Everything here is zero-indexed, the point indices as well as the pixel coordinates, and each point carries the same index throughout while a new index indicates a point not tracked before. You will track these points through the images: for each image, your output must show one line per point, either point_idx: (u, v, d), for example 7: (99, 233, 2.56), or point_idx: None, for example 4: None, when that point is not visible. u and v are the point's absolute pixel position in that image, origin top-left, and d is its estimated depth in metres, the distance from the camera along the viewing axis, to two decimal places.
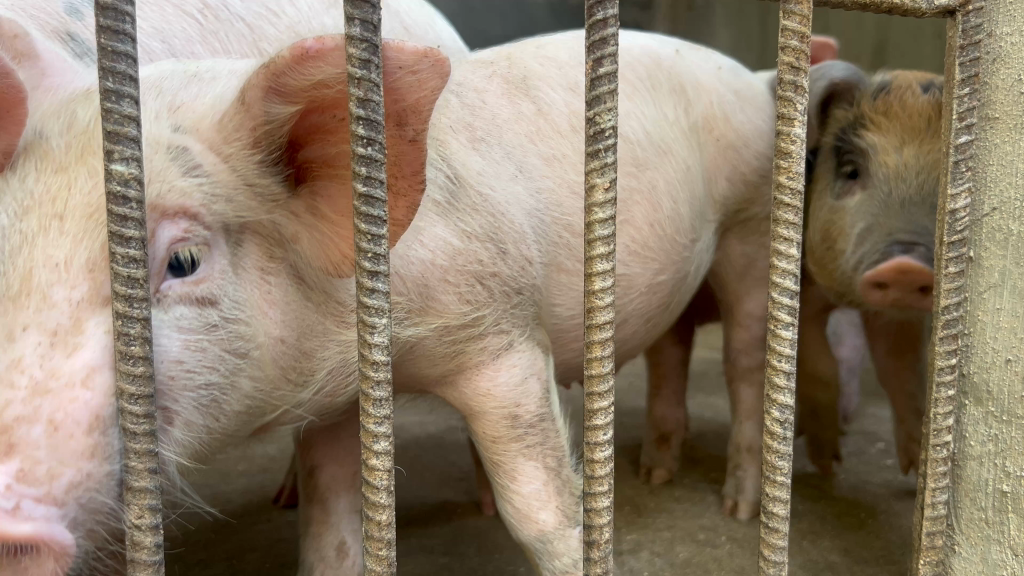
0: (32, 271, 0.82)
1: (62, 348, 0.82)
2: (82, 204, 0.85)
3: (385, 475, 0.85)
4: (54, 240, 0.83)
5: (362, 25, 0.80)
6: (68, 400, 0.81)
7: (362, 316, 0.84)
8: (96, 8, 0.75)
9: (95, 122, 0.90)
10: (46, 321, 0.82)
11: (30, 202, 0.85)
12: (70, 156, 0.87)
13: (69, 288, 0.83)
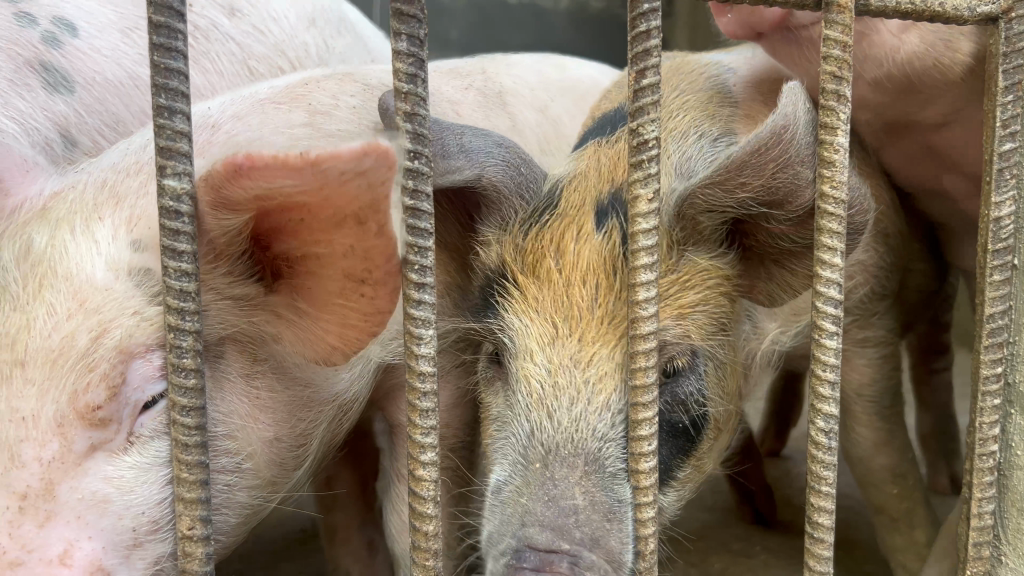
0: None
1: (32, 515, 0.87)
2: (42, 349, 0.90)
3: (431, 485, 0.86)
4: (20, 391, 0.88)
5: (409, 40, 0.80)
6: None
7: (409, 327, 0.85)
8: (149, 27, 0.76)
9: (47, 250, 0.95)
10: (14, 484, 0.86)
11: None
12: (27, 290, 0.92)
13: (37, 446, 0.88)
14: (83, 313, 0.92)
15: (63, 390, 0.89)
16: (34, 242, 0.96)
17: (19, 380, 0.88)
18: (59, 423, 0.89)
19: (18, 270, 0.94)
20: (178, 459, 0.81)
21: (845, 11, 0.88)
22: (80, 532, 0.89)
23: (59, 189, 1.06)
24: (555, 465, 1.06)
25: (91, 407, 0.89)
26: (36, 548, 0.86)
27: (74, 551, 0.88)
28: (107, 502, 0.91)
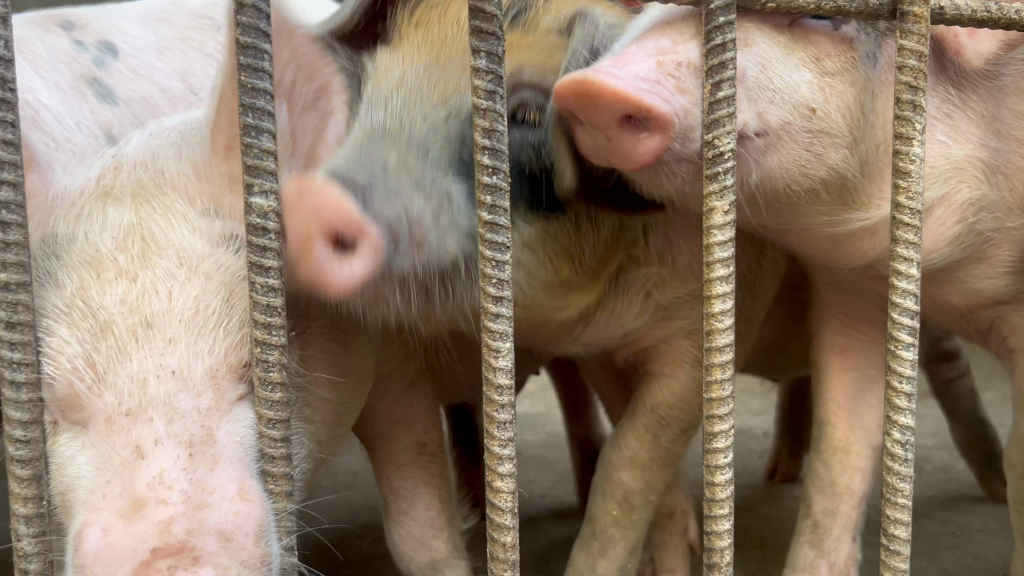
0: (148, 383, 0.90)
1: (202, 460, 0.90)
2: (176, 313, 0.94)
3: (509, 496, 0.87)
4: (159, 351, 0.92)
5: (487, 57, 0.82)
6: (230, 512, 0.90)
7: (487, 340, 0.85)
8: (237, 48, 0.78)
9: (149, 224, 0.99)
10: (184, 433, 0.90)
11: (108, 323, 0.92)
12: (135, 261, 0.96)
13: (196, 395, 0.92)
14: (202, 275, 0.98)
15: (207, 347, 0.94)
16: (128, 219, 0.99)
17: (163, 339, 0.92)
18: (209, 374, 0.94)
19: (116, 243, 0.97)
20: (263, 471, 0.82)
21: (921, 21, 0.88)
22: (244, 473, 0.93)
23: (107, 176, 1.06)
24: (373, 140, 1.04)
25: (233, 359, 0.96)
26: (213, 491, 0.90)
27: (249, 488, 0.92)
28: (246, 444, 0.94)
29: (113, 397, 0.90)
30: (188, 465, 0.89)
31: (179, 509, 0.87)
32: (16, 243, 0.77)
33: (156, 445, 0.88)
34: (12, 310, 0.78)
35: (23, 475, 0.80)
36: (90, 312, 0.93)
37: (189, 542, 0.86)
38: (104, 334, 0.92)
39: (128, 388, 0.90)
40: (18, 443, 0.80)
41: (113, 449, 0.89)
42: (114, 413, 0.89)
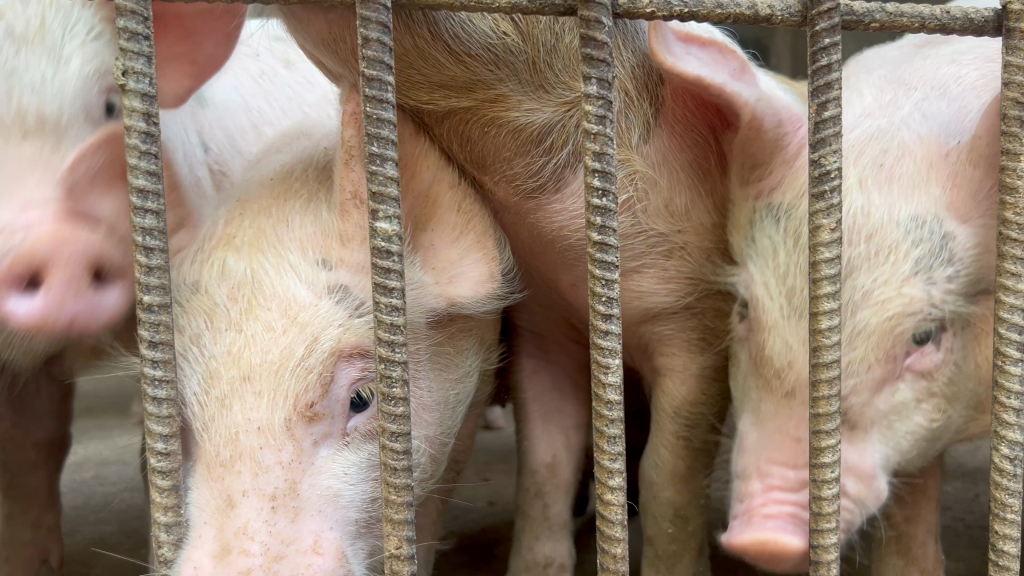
0: (237, 437, 0.98)
1: (285, 512, 0.97)
2: (265, 361, 1.00)
3: (620, 509, 0.89)
4: (251, 404, 0.99)
5: (598, 83, 0.85)
6: (304, 563, 0.96)
7: (596, 357, 0.87)
8: (362, 81, 0.82)
9: (250, 271, 1.06)
10: (263, 488, 0.96)
11: (215, 368, 1.01)
12: (236, 310, 1.03)
13: (276, 450, 0.98)
14: (294, 326, 1.03)
15: (285, 396, 1.00)
16: (232, 266, 1.06)
17: (253, 391, 0.99)
18: (286, 425, 0.99)
19: (227, 293, 1.04)
20: (387, 483, 0.86)
21: None
22: (323, 523, 1.00)
23: (226, 219, 1.14)
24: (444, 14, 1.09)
25: (307, 403, 1.01)
26: (292, 542, 0.96)
27: (324, 542, 0.99)
28: (328, 497, 1.02)
29: (211, 447, 0.98)
30: (269, 513, 0.96)
31: (258, 560, 0.93)
32: (158, 267, 0.82)
33: (244, 495, 0.96)
34: (155, 330, 0.83)
35: (164, 486, 0.84)
36: (195, 362, 1.02)
37: None
38: (212, 381, 1.00)
39: (223, 438, 0.98)
40: (160, 455, 0.84)
41: (210, 492, 0.97)
42: (215, 462, 0.97)
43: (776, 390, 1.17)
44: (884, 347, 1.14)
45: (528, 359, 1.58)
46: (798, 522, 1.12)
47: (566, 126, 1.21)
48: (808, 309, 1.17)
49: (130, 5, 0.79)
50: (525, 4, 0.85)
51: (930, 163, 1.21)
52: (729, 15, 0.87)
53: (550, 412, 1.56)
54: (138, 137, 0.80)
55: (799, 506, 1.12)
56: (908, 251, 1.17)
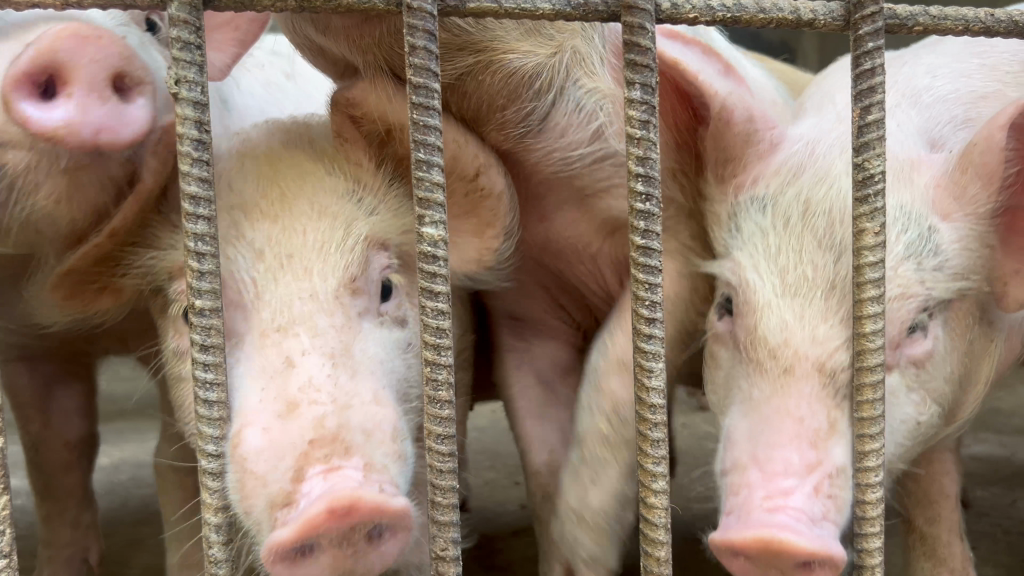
0: (290, 304, 1.02)
1: (345, 368, 0.99)
2: (309, 245, 1.07)
3: (663, 513, 0.89)
4: (295, 281, 1.03)
5: (642, 88, 0.85)
6: (371, 416, 0.97)
7: (640, 360, 0.88)
8: (409, 88, 0.83)
9: (278, 176, 1.13)
10: (322, 347, 0.99)
11: (259, 253, 1.05)
12: (272, 206, 1.09)
13: (328, 315, 1.02)
14: (331, 216, 1.12)
15: (332, 268, 1.06)
16: (265, 178, 1.13)
17: (299, 264, 1.04)
18: (336, 295, 1.04)
19: (258, 193, 1.11)
20: (433, 485, 0.87)
21: None
22: (377, 384, 1.02)
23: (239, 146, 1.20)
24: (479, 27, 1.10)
25: (350, 277, 1.07)
26: (352, 395, 0.97)
27: (382, 398, 1.00)
28: (377, 362, 1.04)
29: (259, 321, 1.01)
30: (331, 368, 0.98)
31: (327, 408, 0.95)
32: (209, 272, 0.84)
33: (304, 354, 0.98)
34: (206, 334, 0.84)
35: (214, 487, 0.86)
36: (242, 248, 1.06)
37: (340, 434, 0.93)
38: (259, 261, 1.05)
39: (277, 307, 1.01)
40: (211, 457, 0.86)
41: (264, 360, 0.98)
42: (268, 328, 1.00)
43: (770, 370, 1.09)
44: (884, 325, 1.10)
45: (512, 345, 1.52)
46: (809, 522, 0.99)
47: (553, 66, 1.20)
48: (802, 290, 1.12)
49: (182, 15, 0.80)
50: (569, 10, 0.86)
51: (917, 169, 1.19)
52: (772, 20, 0.88)
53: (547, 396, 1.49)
54: (190, 144, 0.82)
55: (806, 500, 1.00)
56: (897, 234, 1.13)
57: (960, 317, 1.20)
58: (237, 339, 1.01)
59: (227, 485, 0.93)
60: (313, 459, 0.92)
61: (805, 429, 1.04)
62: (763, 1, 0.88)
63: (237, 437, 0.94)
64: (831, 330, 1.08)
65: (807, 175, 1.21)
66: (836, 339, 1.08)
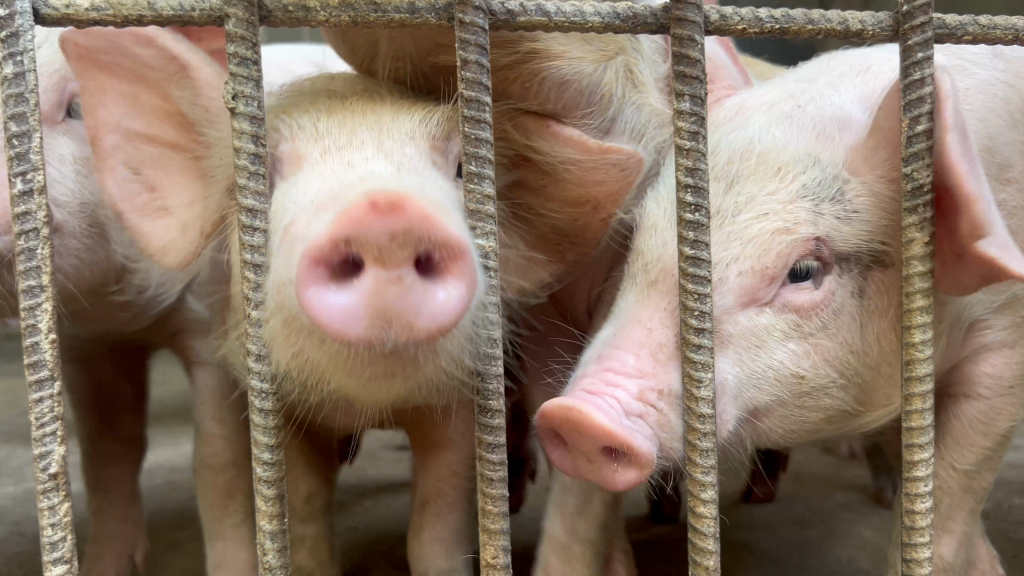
0: (359, 134, 1.01)
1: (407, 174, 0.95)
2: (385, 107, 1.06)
3: (712, 522, 0.89)
4: (369, 118, 1.04)
5: (691, 100, 0.86)
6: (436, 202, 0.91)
7: (689, 370, 0.88)
8: (461, 102, 0.84)
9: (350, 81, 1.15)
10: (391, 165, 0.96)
11: (333, 107, 1.06)
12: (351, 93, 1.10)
13: (402, 147, 1.01)
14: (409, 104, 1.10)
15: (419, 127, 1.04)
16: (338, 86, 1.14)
17: (375, 118, 1.04)
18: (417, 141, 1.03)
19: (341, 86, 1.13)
20: (483, 492, 0.88)
21: None
22: None
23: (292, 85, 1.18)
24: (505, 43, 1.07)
25: (433, 137, 1.05)
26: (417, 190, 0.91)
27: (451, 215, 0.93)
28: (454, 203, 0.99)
29: (328, 139, 1.01)
30: (392, 171, 0.95)
31: (385, 185, 0.88)
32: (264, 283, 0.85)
33: (367, 160, 0.97)
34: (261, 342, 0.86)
35: (268, 494, 0.86)
36: (300, 122, 1.05)
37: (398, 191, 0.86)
38: (331, 113, 1.05)
39: (343, 136, 1.01)
40: (265, 464, 0.86)
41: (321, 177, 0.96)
42: (332, 150, 0.99)
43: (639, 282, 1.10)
44: (765, 262, 1.07)
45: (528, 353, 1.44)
46: (623, 412, 0.97)
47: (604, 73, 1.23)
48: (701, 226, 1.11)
49: (239, 31, 0.82)
50: (619, 22, 0.87)
51: (832, 130, 1.17)
52: (820, 30, 0.88)
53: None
54: (246, 157, 0.83)
55: (630, 395, 0.98)
56: (796, 175, 1.12)
57: (887, 289, 1.13)
58: (302, 162, 1.00)
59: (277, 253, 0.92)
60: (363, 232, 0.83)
61: (652, 341, 1.03)
62: (811, 12, 0.88)
63: (290, 226, 0.92)
64: (717, 269, 1.07)
65: (746, 144, 1.16)
66: (706, 264, 1.08)
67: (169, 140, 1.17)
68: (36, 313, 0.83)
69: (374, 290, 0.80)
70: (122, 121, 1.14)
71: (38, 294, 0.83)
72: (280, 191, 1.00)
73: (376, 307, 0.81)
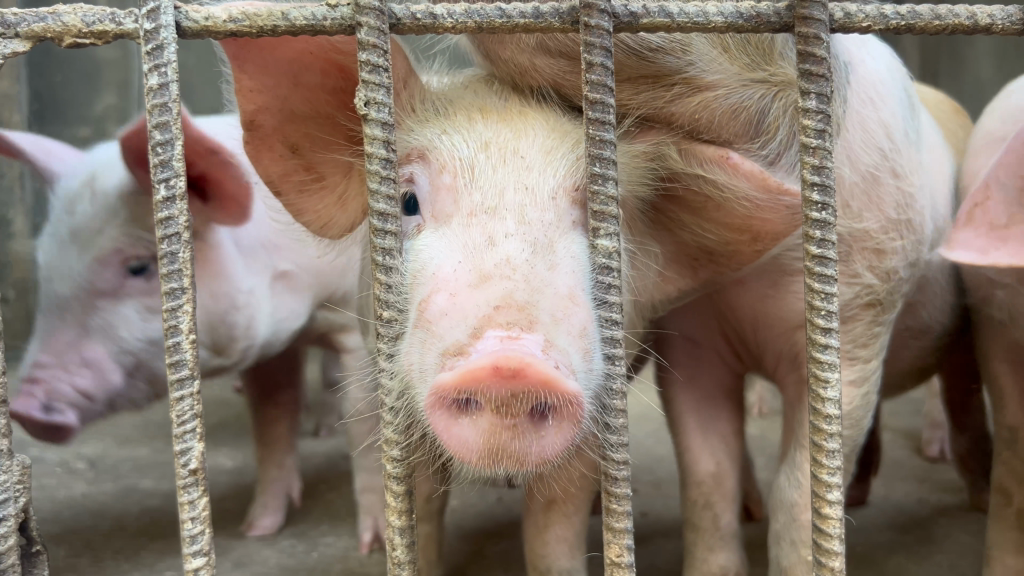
0: (504, 191, 0.99)
1: (544, 259, 0.94)
2: (535, 149, 1.03)
3: (838, 523, 0.89)
4: (515, 159, 1.02)
5: (817, 98, 0.86)
6: (563, 305, 0.91)
7: (815, 371, 0.88)
8: (585, 104, 0.85)
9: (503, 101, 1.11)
10: (528, 233, 0.95)
11: (486, 139, 1.04)
12: (509, 113, 1.08)
13: (540, 210, 0.98)
14: (556, 140, 1.05)
15: (548, 171, 1.02)
16: (490, 103, 1.10)
17: (521, 162, 1.02)
18: (551, 195, 1.00)
19: (503, 104, 1.09)
20: (607, 491, 0.89)
21: None
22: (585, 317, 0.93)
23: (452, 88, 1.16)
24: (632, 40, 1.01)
25: (573, 187, 1.02)
26: (547, 286, 0.92)
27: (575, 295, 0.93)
28: (584, 265, 0.97)
29: (478, 192, 0.99)
30: (531, 254, 0.94)
31: (518, 286, 0.89)
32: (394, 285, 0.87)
33: (507, 237, 0.94)
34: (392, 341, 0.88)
35: (398, 490, 0.88)
36: (468, 141, 1.05)
37: (529, 306, 0.88)
38: (485, 147, 1.04)
39: (490, 190, 0.99)
40: (395, 461, 0.88)
41: (468, 235, 0.96)
42: (476, 209, 0.98)
43: None
44: None
45: (676, 357, 1.45)
46: None
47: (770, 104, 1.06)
48: None
49: (371, 39, 0.84)
50: (741, 22, 0.87)
51: None
52: (948, 26, 0.87)
53: (704, 402, 1.43)
54: (378, 162, 0.85)
55: None
56: None
57: None
58: (448, 217, 0.99)
59: (412, 338, 0.94)
60: (495, 323, 0.87)
61: None
62: (938, 8, 0.87)
63: (427, 302, 0.93)
64: None
65: None
66: None
67: (316, 86, 1.13)
68: (178, 314, 0.86)
69: (488, 434, 0.87)
70: (277, 93, 1.13)
71: (180, 296, 0.86)
72: (414, 243, 1.01)
73: (488, 449, 0.87)
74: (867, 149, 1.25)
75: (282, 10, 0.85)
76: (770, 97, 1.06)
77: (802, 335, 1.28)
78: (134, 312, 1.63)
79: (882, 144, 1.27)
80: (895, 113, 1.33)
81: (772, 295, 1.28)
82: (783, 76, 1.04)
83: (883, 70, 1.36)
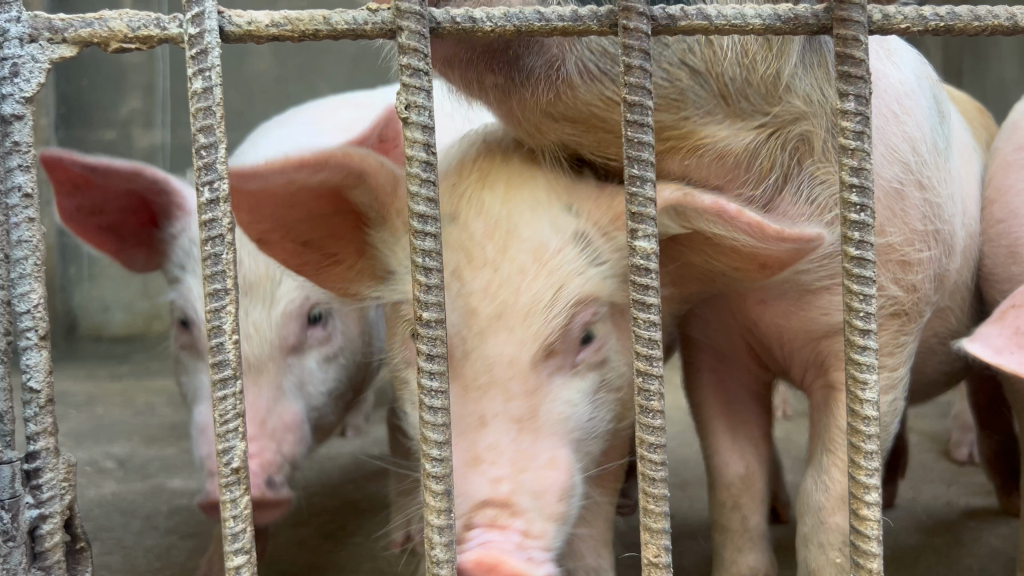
0: (493, 366, 1.04)
1: (528, 433, 1.05)
2: (521, 305, 1.05)
3: (876, 524, 0.89)
4: (501, 331, 1.05)
5: (856, 100, 0.86)
6: (546, 477, 1.04)
7: (854, 372, 0.88)
8: (624, 106, 0.86)
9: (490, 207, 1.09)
10: (512, 412, 1.04)
11: (468, 297, 1.05)
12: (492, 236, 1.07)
13: (524, 382, 1.05)
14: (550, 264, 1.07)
15: (535, 334, 1.05)
16: (472, 224, 1.08)
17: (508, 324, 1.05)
18: (537, 361, 1.06)
19: (484, 229, 1.08)
20: (645, 491, 0.89)
21: None
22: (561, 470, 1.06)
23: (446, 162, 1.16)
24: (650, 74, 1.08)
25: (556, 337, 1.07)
26: (531, 461, 1.04)
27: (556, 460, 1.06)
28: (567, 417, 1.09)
29: (464, 369, 1.05)
30: (516, 430, 1.04)
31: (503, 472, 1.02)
32: (435, 286, 0.88)
33: (496, 417, 1.04)
34: (433, 343, 0.88)
35: (438, 490, 0.89)
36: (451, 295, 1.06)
37: (513, 498, 1.02)
38: (469, 307, 1.05)
39: (479, 365, 1.05)
40: (435, 461, 0.88)
41: (463, 411, 1.04)
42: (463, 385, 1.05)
43: None
44: None
45: (702, 358, 1.44)
46: None
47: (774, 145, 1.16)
48: None
49: (412, 43, 0.85)
50: (780, 24, 0.87)
51: None
52: (987, 27, 0.87)
53: (731, 403, 1.43)
54: (419, 165, 0.86)
55: None
56: None
57: None
58: None
59: None
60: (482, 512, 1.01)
61: None
62: (977, 9, 0.87)
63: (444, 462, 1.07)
64: None
65: None
66: None
67: (311, 202, 1.15)
68: (221, 315, 0.87)
69: None
70: (276, 217, 1.16)
71: (223, 297, 0.87)
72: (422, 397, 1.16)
73: None
74: (889, 163, 1.25)
75: (324, 15, 0.86)
76: (771, 137, 1.16)
77: (830, 345, 1.28)
78: (315, 365, 1.64)
79: (905, 157, 1.27)
80: (921, 123, 1.33)
81: (797, 305, 1.28)
82: (786, 115, 1.15)
83: (910, 78, 1.36)
